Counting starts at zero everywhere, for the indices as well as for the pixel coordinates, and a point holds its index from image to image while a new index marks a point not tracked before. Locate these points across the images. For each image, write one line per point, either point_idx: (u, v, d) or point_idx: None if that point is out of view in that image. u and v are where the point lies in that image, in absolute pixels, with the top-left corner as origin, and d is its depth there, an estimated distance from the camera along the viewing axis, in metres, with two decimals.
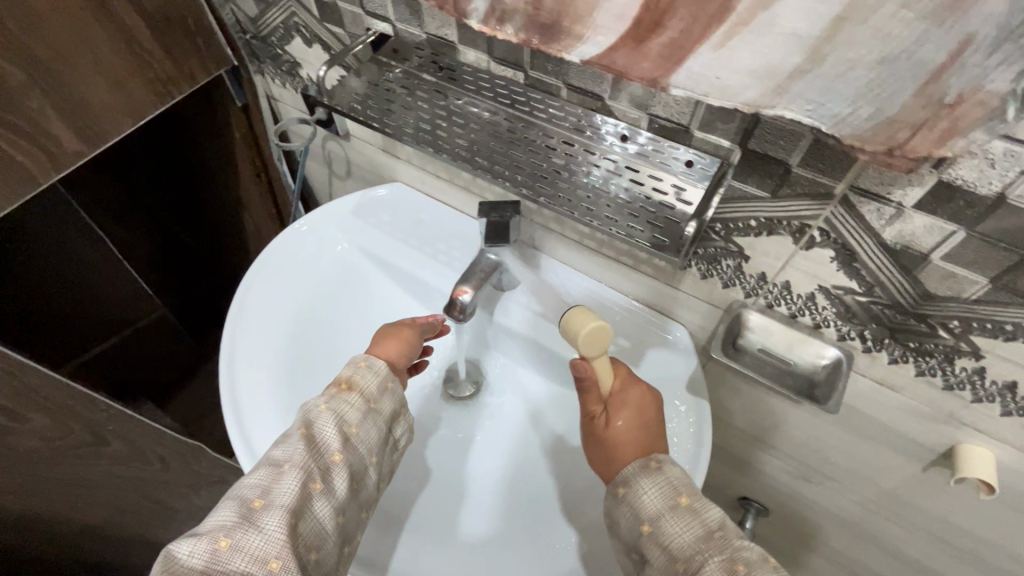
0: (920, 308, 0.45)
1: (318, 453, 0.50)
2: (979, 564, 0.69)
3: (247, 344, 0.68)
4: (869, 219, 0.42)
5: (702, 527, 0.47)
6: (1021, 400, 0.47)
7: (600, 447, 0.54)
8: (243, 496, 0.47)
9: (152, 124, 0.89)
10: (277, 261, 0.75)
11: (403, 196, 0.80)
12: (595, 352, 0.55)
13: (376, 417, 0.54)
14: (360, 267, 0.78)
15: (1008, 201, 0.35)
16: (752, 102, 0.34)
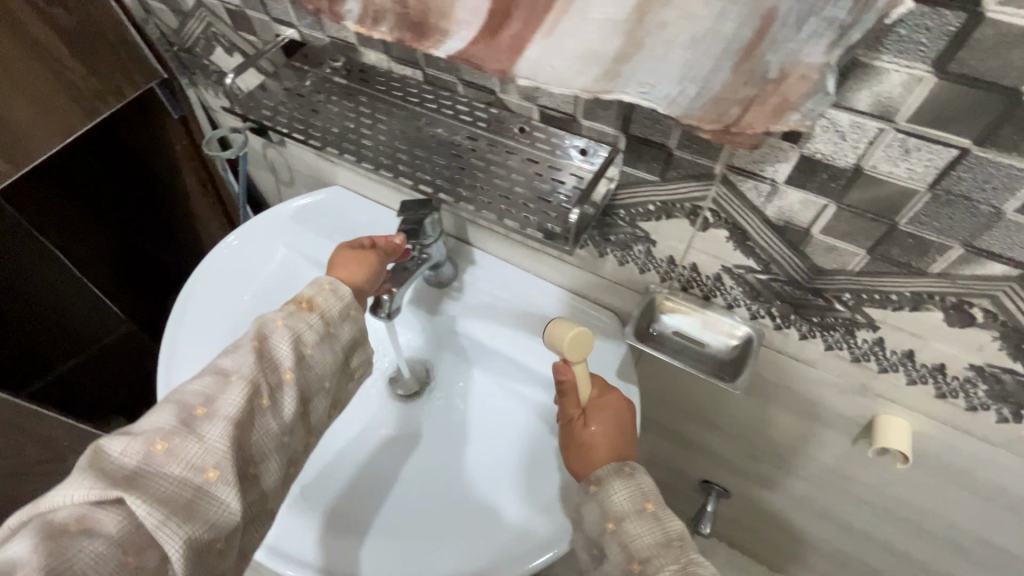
0: (815, 283, 0.46)
1: (268, 368, 0.49)
2: (923, 535, 0.69)
3: (184, 353, 0.69)
4: (750, 197, 0.42)
5: (663, 534, 0.49)
6: (922, 367, 0.47)
7: (576, 448, 0.55)
8: (183, 403, 0.45)
9: (104, 136, 0.84)
10: (214, 273, 0.75)
11: (343, 200, 0.80)
12: (578, 357, 0.57)
13: (332, 342, 0.54)
14: (301, 273, 0.78)
15: (865, 172, 0.36)
16: (592, 89, 0.34)
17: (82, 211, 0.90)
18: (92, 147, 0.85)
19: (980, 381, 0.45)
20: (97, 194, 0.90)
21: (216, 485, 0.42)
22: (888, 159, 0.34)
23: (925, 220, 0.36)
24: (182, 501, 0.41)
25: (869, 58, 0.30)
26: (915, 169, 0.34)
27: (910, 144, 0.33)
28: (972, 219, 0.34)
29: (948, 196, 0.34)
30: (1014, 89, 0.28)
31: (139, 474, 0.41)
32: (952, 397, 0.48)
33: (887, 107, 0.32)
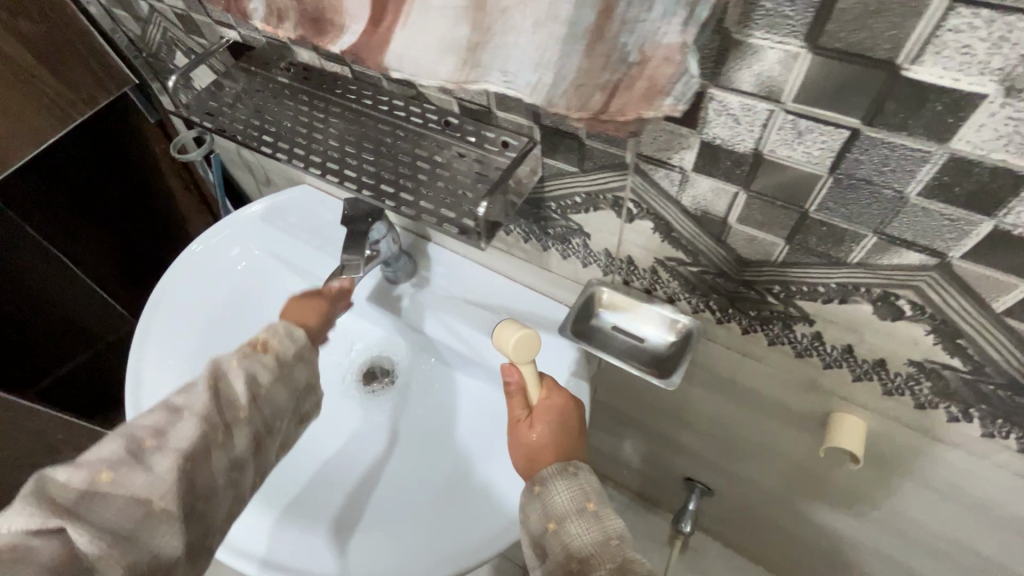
0: (743, 275, 0.43)
1: (221, 407, 0.45)
2: (904, 539, 0.65)
3: (153, 357, 0.71)
4: (663, 185, 0.41)
5: (601, 532, 0.47)
6: (865, 363, 0.44)
7: (520, 449, 0.54)
8: (132, 433, 0.42)
9: (101, 145, 0.87)
10: (177, 288, 0.76)
11: (306, 199, 0.80)
12: (526, 357, 0.54)
13: (288, 383, 0.50)
14: (269, 273, 0.79)
15: (765, 157, 0.34)
16: (455, 80, 0.31)
17: (90, 217, 0.93)
18: (91, 158, 0.87)
19: (923, 378, 0.42)
20: (105, 200, 0.93)
21: (159, 518, 0.40)
22: (784, 142, 0.32)
23: (833, 207, 0.34)
24: (123, 534, 0.38)
25: (742, 36, 0.28)
26: (813, 152, 0.32)
27: (801, 126, 0.31)
28: (879, 205, 0.32)
29: (850, 180, 0.32)
30: (892, 63, 0.26)
31: (79, 507, 0.38)
32: (898, 395, 0.45)
33: (771, 87, 0.30)
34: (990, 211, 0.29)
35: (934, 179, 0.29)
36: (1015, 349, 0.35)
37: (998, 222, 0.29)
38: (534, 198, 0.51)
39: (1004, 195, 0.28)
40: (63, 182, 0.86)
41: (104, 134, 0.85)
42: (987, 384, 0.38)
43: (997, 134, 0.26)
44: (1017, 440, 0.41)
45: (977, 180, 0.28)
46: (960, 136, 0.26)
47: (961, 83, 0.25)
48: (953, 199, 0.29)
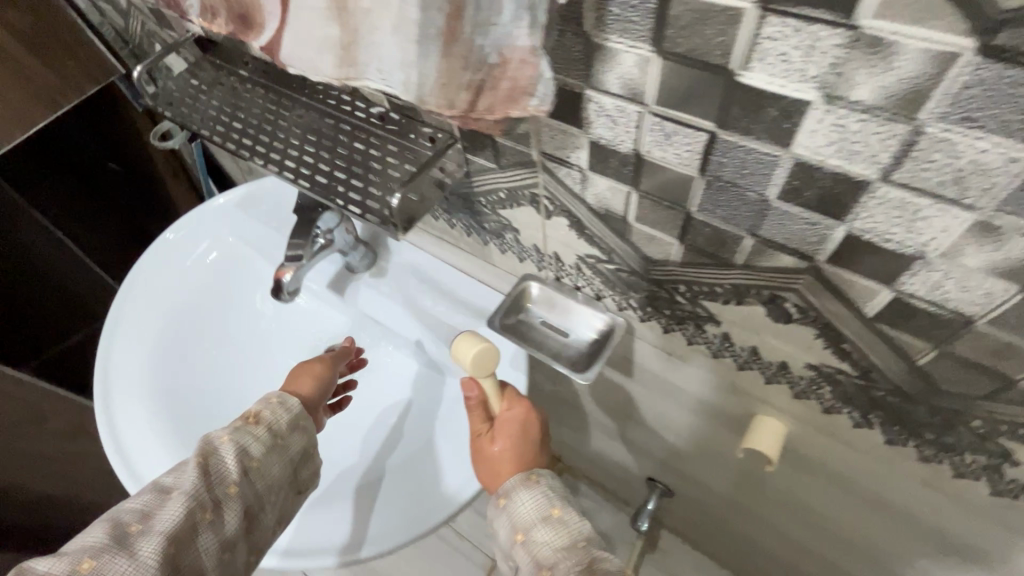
0: (652, 274, 0.44)
1: (212, 482, 0.46)
2: (843, 545, 0.65)
3: (119, 355, 0.73)
4: (569, 184, 0.42)
5: (568, 537, 0.49)
6: (771, 365, 0.45)
7: (484, 462, 0.55)
8: (118, 519, 0.43)
9: (109, 135, 0.90)
10: (138, 290, 0.78)
11: (263, 192, 0.83)
12: (485, 373, 0.51)
13: (282, 454, 0.50)
14: (231, 266, 0.82)
15: (644, 158, 0.34)
16: (337, 76, 0.33)
17: (100, 207, 0.97)
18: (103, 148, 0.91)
19: (823, 382, 0.42)
20: (114, 190, 0.97)
21: None
22: (658, 144, 0.33)
23: (710, 208, 0.34)
24: None
25: (601, 40, 0.29)
26: (682, 153, 0.32)
27: (667, 127, 0.31)
28: (746, 206, 0.33)
29: (719, 182, 0.32)
30: (726, 68, 0.26)
31: None
32: (806, 398, 0.45)
33: (634, 89, 0.31)
34: (840, 216, 0.29)
35: (787, 183, 0.29)
36: (893, 356, 0.35)
37: (849, 226, 0.29)
38: (466, 192, 0.53)
39: (847, 200, 0.28)
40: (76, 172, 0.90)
41: (110, 126, 0.89)
42: (878, 391, 0.39)
43: (828, 139, 0.26)
44: (917, 449, 0.41)
45: (822, 184, 0.28)
46: (798, 140, 0.27)
47: (786, 88, 0.25)
48: (806, 202, 0.30)
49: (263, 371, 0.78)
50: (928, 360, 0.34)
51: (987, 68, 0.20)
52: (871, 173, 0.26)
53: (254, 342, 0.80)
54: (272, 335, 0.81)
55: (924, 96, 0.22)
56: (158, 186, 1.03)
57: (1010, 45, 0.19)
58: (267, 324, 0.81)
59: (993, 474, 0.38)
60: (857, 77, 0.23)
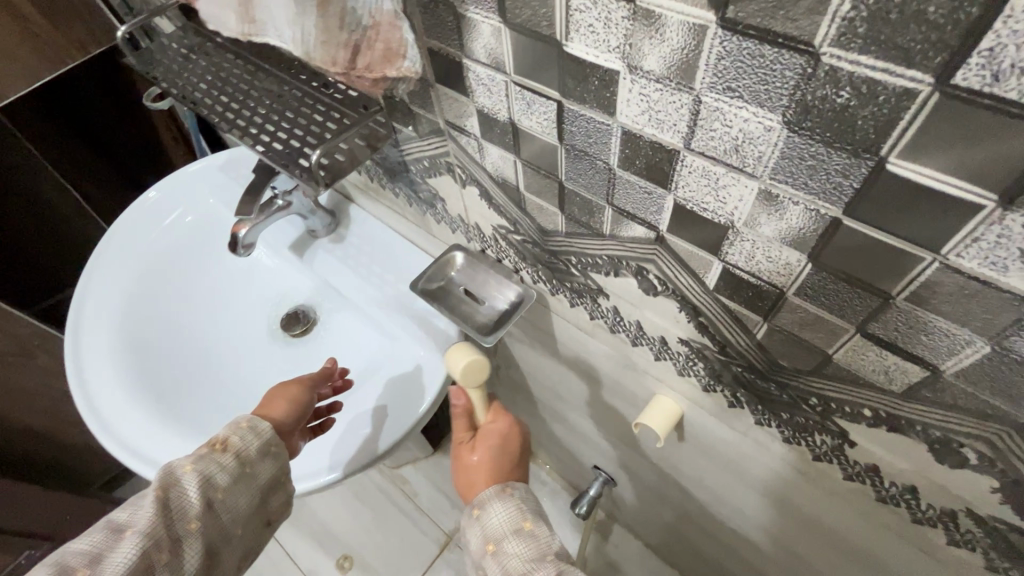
0: (548, 245, 0.47)
1: (172, 520, 0.47)
2: (752, 539, 0.67)
3: (91, 313, 0.76)
4: (470, 153, 0.45)
5: (538, 550, 0.49)
6: (655, 341, 0.47)
7: (463, 475, 0.57)
8: (65, 564, 0.44)
9: (117, 96, 0.96)
10: (112, 253, 0.81)
11: (235, 158, 0.89)
12: (475, 382, 0.56)
13: (248, 483, 0.53)
14: (203, 230, 0.87)
15: (519, 127, 0.37)
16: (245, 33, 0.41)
17: (103, 162, 1.03)
18: (109, 107, 0.97)
19: (696, 359, 0.44)
20: (117, 147, 1.03)
21: None
22: (524, 113, 0.36)
23: (574, 177, 0.37)
24: None
25: (462, 10, 0.32)
26: (543, 122, 0.35)
27: (526, 96, 0.34)
28: (598, 174, 0.35)
29: (574, 151, 0.35)
30: (554, 39, 0.29)
31: None
32: (687, 374, 0.47)
33: (495, 59, 0.34)
34: (665, 185, 0.32)
35: (621, 151, 0.32)
36: (738, 330, 0.37)
37: (674, 196, 0.32)
38: (400, 161, 0.56)
39: (666, 168, 0.31)
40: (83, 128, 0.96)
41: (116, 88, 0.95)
42: (737, 367, 0.41)
43: (640, 108, 0.29)
44: (779, 430, 0.43)
45: (645, 153, 0.31)
46: (619, 109, 0.30)
47: (600, 59, 0.28)
48: (638, 171, 0.32)
49: (230, 332, 0.82)
50: (764, 334, 0.35)
51: (730, 40, 0.23)
52: (677, 142, 0.29)
53: (223, 299, 0.84)
54: (238, 295, 0.85)
55: (694, 65, 0.25)
56: (157, 146, 1.09)
57: (738, 19, 0.22)
58: (240, 280, 0.86)
59: (841, 457, 0.40)
60: (644, 48, 0.26)
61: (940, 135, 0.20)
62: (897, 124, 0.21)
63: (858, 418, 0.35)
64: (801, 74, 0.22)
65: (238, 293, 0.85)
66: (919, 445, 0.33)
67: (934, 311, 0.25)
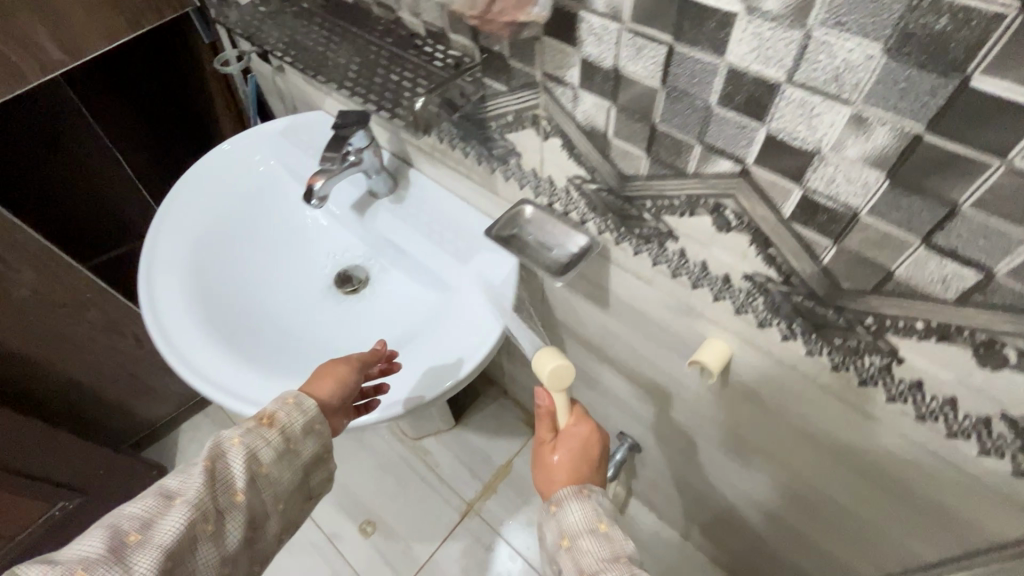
0: (625, 190, 0.52)
1: (217, 492, 0.52)
2: (780, 487, 0.73)
3: (161, 259, 0.80)
4: (563, 103, 0.50)
5: (611, 550, 0.53)
6: (716, 281, 0.52)
7: (542, 474, 0.60)
8: (119, 526, 0.49)
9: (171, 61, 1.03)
10: (180, 206, 0.86)
11: (297, 124, 0.95)
12: (557, 387, 0.58)
13: (291, 459, 0.57)
14: (264, 189, 0.92)
15: (621, 73, 0.43)
16: None
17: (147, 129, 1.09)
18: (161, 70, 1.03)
19: (757, 293, 0.50)
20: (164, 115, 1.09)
21: None
22: (631, 60, 0.42)
23: (669, 118, 0.43)
24: None
25: None
26: (649, 67, 0.41)
27: (638, 43, 0.40)
28: (695, 113, 0.41)
29: (675, 92, 0.41)
30: None
31: None
32: (744, 312, 0.52)
33: (614, 8, 0.39)
34: (760, 117, 0.37)
35: (723, 89, 0.38)
36: (805, 257, 0.43)
37: (767, 127, 0.37)
38: (480, 117, 0.61)
39: (765, 101, 0.36)
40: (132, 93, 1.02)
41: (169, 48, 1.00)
42: (798, 297, 0.46)
43: (750, 47, 0.34)
44: (829, 357, 0.48)
45: (747, 88, 0.36)
46: (730, 47, 0.35)
47: (721, 2, 0.34)
48: (736, 107, 0.38)
49: (289, 287, 0.87)
50: (830, 258, 0.41)
51: None
52: (779, 76, 0.34)
53: (283, 257, 0.90)
54: (297, 254, 0.91)
55: (810, 4, 0.30)
56: (207, 113, 1.13)
57: None
58: (298, 241, 0.92)
59: (887, 378, 0.45)
60: None
61: (1020, 50, 0.26)
62: (986, 42, 0.26)
63: (910, 333, 0.41)
64: (908, 5, 0.27)
65: (296, 253, 0.91)
66: (964, 351, 0.39)
67: (995, 212, 0.31)
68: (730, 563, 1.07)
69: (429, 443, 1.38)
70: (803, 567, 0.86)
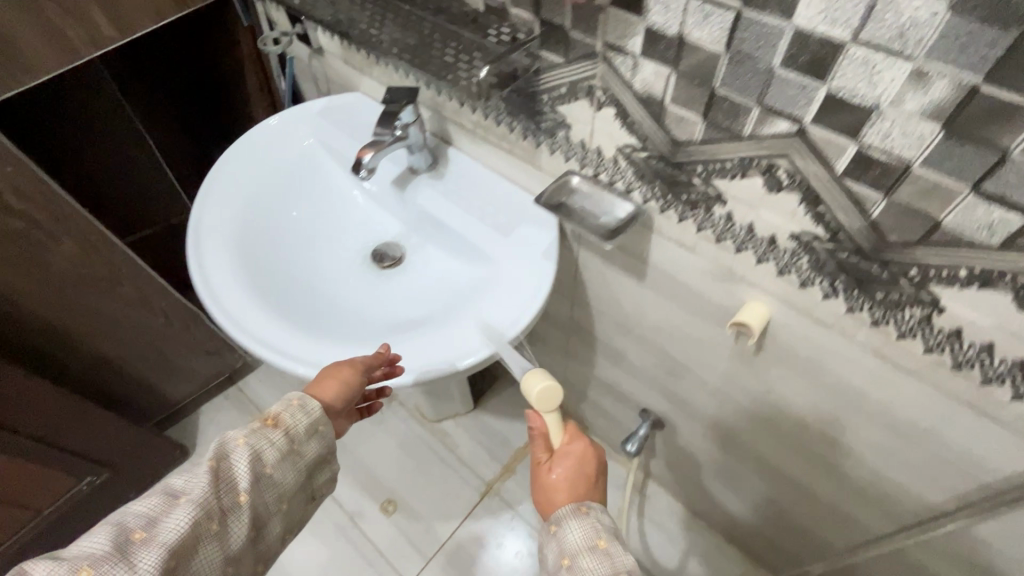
0: (676, 156, 0.56)
1: (222, 491, 0.54)
2: (806, 451, 0.76)
3: (208, 228, 0.82)
4: (622, 72, 0.54)
5: (611, 568, 0.55)
6: (762, 243, 0.56)
7: (541, 494, 0.62)
8: (125, 525, 0.50)
9: (209, 40, 1.08)
10: (224, 178, 0.88)
11: (338, 104, 0.97)
12: (548, 407, 0.61)
13: (294, 460, 0.59)
14: (304, 166, 0.94)
15: (686, 40, 0.46)
16: None
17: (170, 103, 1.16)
18: (195, 47, 1.09)
19: (802, 253, 0.53)
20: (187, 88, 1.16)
21: None
22: (696, 26, 0.45)
23: (729, 82, 0.46)
24: None
25: None
26: (714, 32, 0.44)
27: (706, 9, 0.44)
28: (756, 76, 0.44)
29: (738, 56, 0.44)
30: None
31: None
32: (787, 273, 0.56)
33: None
34: (822, 77, 0.41)
35: (787, 51, 0.41)
36: (854, 212, 0.46)
37: (828, 86, 0.41)
38: (531, 92, 0.64)
39: (828, 61, 0.40)
40: (158, 67, 1.10)
41: (207, 28, 1.05)
42: (843, 253, 0.50)
43: (818, 9, 0.38)
44: (869, 312, 0.52)
45: (812, 49, 0.40)
46: (798, 11, 0.39)
47: None
48: (799, 68, 0.41)
49: (329, 262, 0.90)
50: (880, 212, 0.44)
51: None
52: (845, 36, 0.38)
53: (321, 234, 0.93)
54: (335, 231, 0.94)
55: None
56: (241, 95, 1.17)
57: None
58: (336, 219, 0.95)
59: (925, 329, 0.49)
60: None
61: None
62: None
63: (952, 282, 0.44)
64: None
65: (334, 230, 0.94)
66: (1004, 296, 0.42)
67: None
68: (746, 539, 1.11)
69: (447, 425, 1.40)
70: (822, 535, 0.89)
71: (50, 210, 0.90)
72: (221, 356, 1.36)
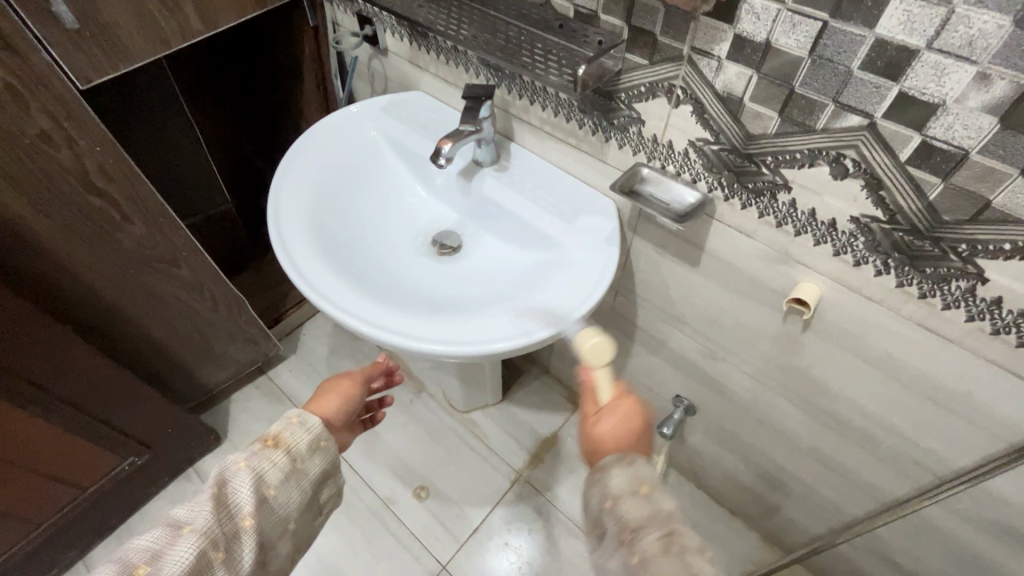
0: (748, 148, 0.63)
1: (224, 519, 0.56)
2: (841, 427, 0.83)
3: (286, 208, 0.87)
4: (705, 72, 0.61)
5: (651, 509, 0.57)
6: (822, 227, 0.63)
7: (590, 443, 0.64)
8: (128, 561, 0.52)
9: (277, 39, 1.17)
10: (298, 163, 0.92)
11: (402, 101, 1.03)
12: (600, 361, 0.66)
13: (299, 478, 0.62)
14: (369, 157, 1.00)
15: (773, 45, 0.54)
16: None
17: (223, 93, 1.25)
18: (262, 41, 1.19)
19: (859, 235, 0.61)
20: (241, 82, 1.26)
21: None
22: (784, 34, 0.53)
23: (809, 82, 0.54)
24: None
25: None
26: (800, 39, 0.52)
27: (795, 19, 0.52)
28: (835, 77, 0.52)
29: (820, 60, 0.52)
30: None
31: None
32: (843, 253, 0.63)
33: None
34: (896, 78, 0.49)
35: (867, 55, 0.49)
36: (913, 194, 0.54)
37: (900, 86, 0.49)
38: (610, 90, 0.72)
39: (904, 64, 0.48)
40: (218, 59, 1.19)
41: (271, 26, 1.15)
42: (899, 233, 0.57)
43: (898, 22, 0.46)
44: (917, 287, 0.60)
45: (889, 54, 0.48)
46: (881, 23, 0.47)
47: None
48: (877, 70, 0.49)
49: (392, 248, 0.96)
50: (936, 194, 0.53)
51: None
52: (920, 43, 0.46)
53: (384, 222, 0.99)
54: (396, 221, 1.00)
55: None
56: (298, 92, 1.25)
57: None
58: (396, 210, 1.01)
59: (969, 299, 0.57)
60: None
61: None
62: None
63: (997, 255, 0.52)
64: None
65: (395, 220, 1.00)
66: None
67: None
68: (766, 520, 1.17)
69: (476, 416, 1.45)
70: (846, 508, 0.96)
71: (126, 190, 0.94)
72: (257, 345, 1.39)
